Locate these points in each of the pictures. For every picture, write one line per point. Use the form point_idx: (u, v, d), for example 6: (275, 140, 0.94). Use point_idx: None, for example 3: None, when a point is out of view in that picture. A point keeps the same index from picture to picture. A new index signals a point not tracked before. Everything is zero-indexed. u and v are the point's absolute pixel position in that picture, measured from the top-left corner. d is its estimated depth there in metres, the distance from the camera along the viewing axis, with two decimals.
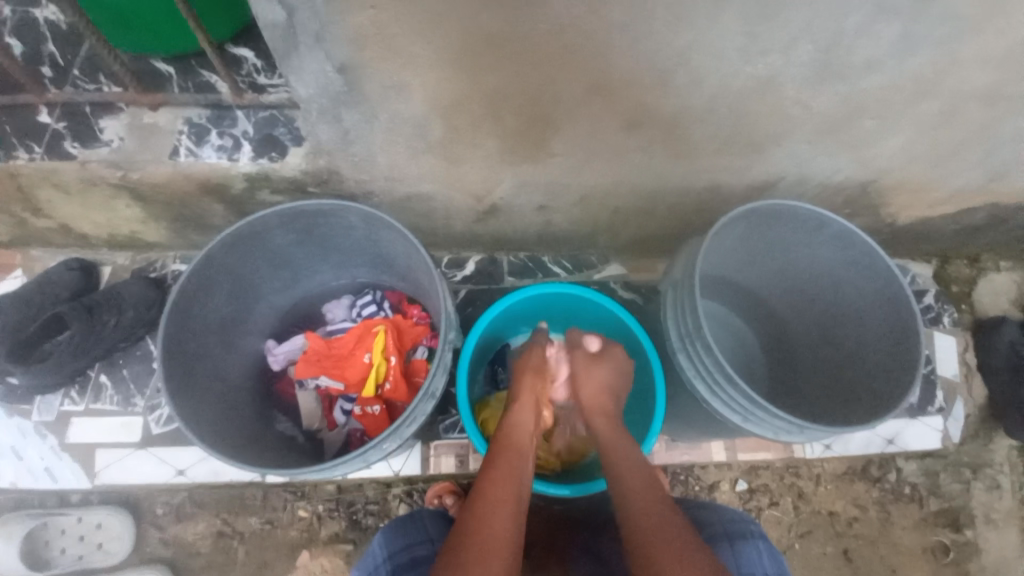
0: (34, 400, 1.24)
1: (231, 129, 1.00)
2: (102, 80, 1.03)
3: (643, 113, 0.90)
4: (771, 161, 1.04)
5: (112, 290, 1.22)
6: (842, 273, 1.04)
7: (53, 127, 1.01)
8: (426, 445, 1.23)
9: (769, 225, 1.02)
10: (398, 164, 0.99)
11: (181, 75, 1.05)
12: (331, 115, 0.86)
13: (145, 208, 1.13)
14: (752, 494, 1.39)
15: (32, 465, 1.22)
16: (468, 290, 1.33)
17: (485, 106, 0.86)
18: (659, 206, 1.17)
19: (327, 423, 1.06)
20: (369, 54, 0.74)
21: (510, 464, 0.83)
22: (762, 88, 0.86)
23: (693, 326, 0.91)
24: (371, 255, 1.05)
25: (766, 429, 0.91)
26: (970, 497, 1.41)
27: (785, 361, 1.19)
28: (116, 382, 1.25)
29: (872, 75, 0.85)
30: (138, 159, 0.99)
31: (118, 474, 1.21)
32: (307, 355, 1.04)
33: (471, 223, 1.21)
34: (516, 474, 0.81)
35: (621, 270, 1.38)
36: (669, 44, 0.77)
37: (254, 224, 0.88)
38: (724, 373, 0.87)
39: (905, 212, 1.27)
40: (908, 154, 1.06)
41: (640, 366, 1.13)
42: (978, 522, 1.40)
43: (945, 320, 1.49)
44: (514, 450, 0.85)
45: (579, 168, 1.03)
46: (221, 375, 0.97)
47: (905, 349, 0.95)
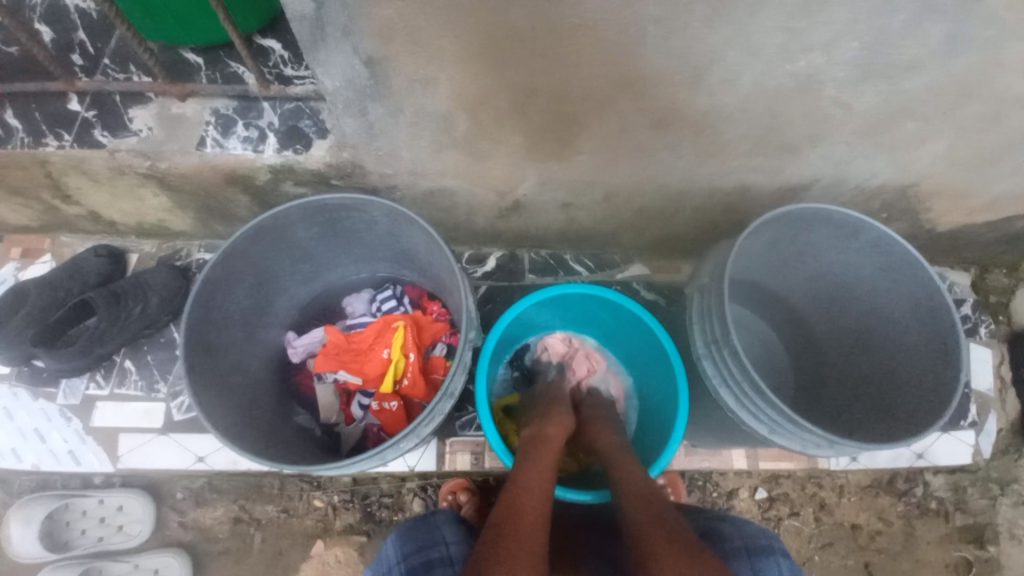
0: (61, 383, 1.27)
1: (257, 120, 1.00)
2: (132, 70, 1.04)
3: (674, 111, 0.87)
4: (805, 162, 1.00)
5: (138, 278, 1.24)
6: (878, 282, 1.00)
7: (83, 115, 1.02)
8: (442, 442, 1.22)
9: (802, 229, 0.98)
10: (422, 159, 0.98)
11: (209, 66, 1.05)
12: (357, 108, 0.85)
13: (171, 197, 1.14)
14: (772, 503, 1.36)
15: (58, 447, 1.25)
16: (488, 286, 1.31)
17: (512, 102, 0.84)
18: (686, 206, 1.14)
19: (345, 417, 1.06)
20: (396, 47, 0.73)
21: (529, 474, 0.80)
22: (800, 87, 0.83)
23: (720, 333, 0.88)
24: (392, 250, 1.04)
25: (793, 442, 0.88)
26: (996, 513, 1.36)
27: (813, 369, 1.16)
28: (140, 368, 1.27)
29: (918, 75, 0.81)
30: (165, 149, 1.00)
31: (140, 459, 1.23)
32: (325, 349, 1.04)
33: (493, 219, 1.20)
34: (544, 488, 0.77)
35: (644, 270, 1.35)
36: (704, 40, 0.74)
37: (277, 216, 0.88)
38: (751, 383, 0.85)
39: (944, 218, 1.22)
40: (951, 158, 1.01)
41: (661, 371, 1.11)
42: (1004, 539, 1.34)
43: (982, 331, 1.43)
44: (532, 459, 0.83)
45: (605, 166, 1.01)
46: (242, 367, 0.97)
47: (944, 363, 0.91)
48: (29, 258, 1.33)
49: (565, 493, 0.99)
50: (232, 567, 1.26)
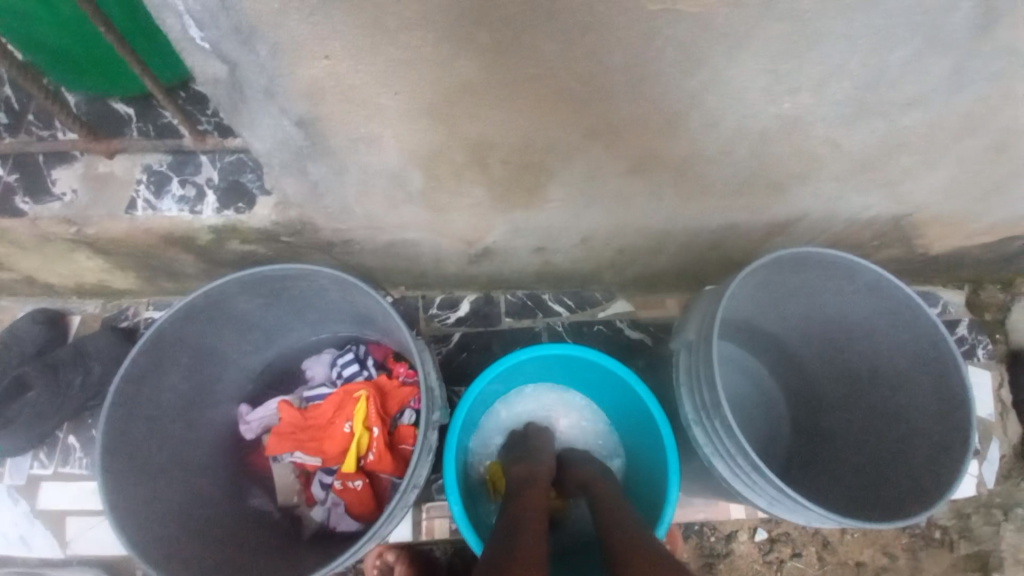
0: (3, 462, 1.16)
1: (194, 176, 0.91)
2: (56, 126, 0.94)
3: (651, 157, 0.79)
4: (794, 200, 0.93)
5: (80, 345, 1.13)
6: (878, 325, 0.93)
7: (3, 179, 0.92)
8: (418, 508, 1.12)
9: (795, 272, 0.90)
10: (377, 213, 0.89)
11: (141, 117, 0.94)
12: (296, 168, 0.77)
13: (109, 259, 1.04)
14: (772, 545, 1.27)
15: (7, 530, 1.14)
16: (462, 333, 1.22)
17: (469, 155, 0.76)
18: (669, 244, 1.06)
19: (306, 497, 0.99)
20: (330, 106, 0.65)
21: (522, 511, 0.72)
22: (788, 128, 0.75)
23: (710, 400, 0.81)
24: (350, 313, 0.95)
25: (796, 515, 0.82)
26: (1000, 540, 1.28)
27: (810, 412, 1.09)
28: (86, 444, 1.16)
29: (914, 111, 0.74)
30: (92, 214, 0.90)
31: (91, 544, 1.13)
32: (280, 428, 0.96)
33: (463, 265, 1.10)
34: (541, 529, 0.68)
35: (628, 307, 1.26)
36: (680, 85, 0.66)
37: (211, 292, 0.80)
38: (747, 459, 0.77)
39: (938, 243, 1.15)
40: (948, 188, 0.94)
41: (647, 430, 1.03)
42: (1007, 565, 1.27)
43: (980, 352, 1.37)
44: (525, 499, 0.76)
45: (578, 212, 0.92)
46: (183, 455, 0.89)
47: (953, 420, 0.84)
48: None
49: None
50: None
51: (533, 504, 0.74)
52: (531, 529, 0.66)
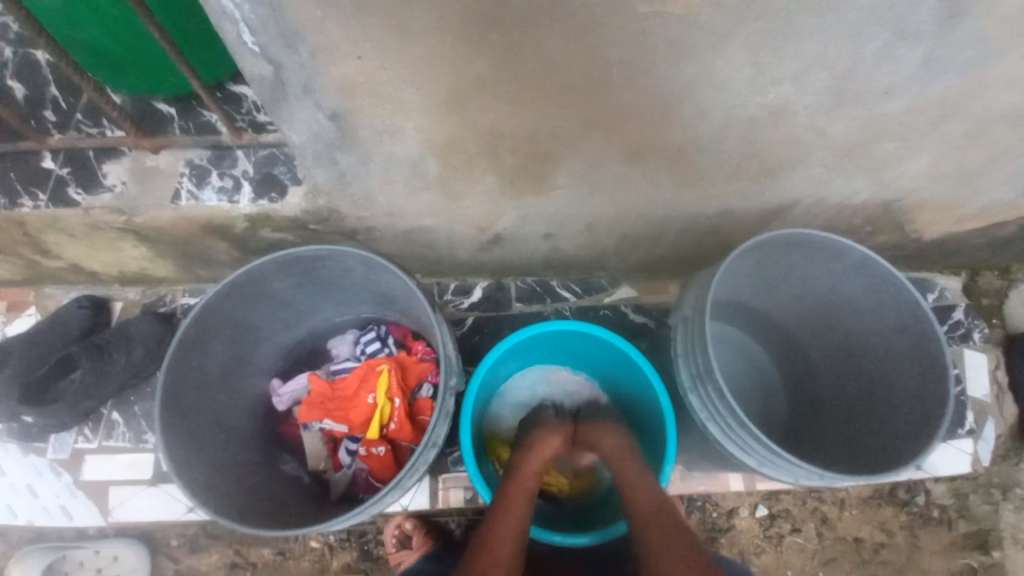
0: (50, 438, 1.25)
1: (231, 169, 1.00)
2: (104, 124, 1.03)
3: (648, 145, 0.86)
4: (785, 186, 1.00)
5: (123, 328, 1.23)
6: (863, 301, 1.00)
7: (57, 173, 1.02)
8: (434, 478, 1.20)
9: (784, 252, 0.97)
10: (398, 201, 0.97)
11: (182, 115, 1.04)
12: (326, 159, 0.85)
13: (151, 247, 1.13)
14: (773, 521, 1.32)
15: (50, 502, 1.23)
16: (475, 318, 1.30)
17: (482, 144, 0.83)
18: (669, 230, 1.13)
19: (333, 463, 1.08)
20: (359, 101, 0.73)
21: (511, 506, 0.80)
22: (774, 116, 0.82)
23: (703, 367, 0.88)
24: (373, 293, 1.04)
25: (784, 473, 0.89)
26: (999, 518, 1.31)
27: (804, 388, 1.15)
28: (128, 419, 1.25)
29: (891, 99, 0.81)
30: (140, 204, 1.00)
31: (130, 513, 1.21)
32: (310, 398, 1.06)
33: (475, 252, 1.18)
34: (510, 547, 0.73)
35: (633, 292, 1.33)
36: (673, 77, 0.73)
37: (251, 271, 0.90)
38: (736, 419, 0.84)
39: (929, 228, 1.20)
40: (933, 173, 1.00)
41: (648, 402, 1.10)
42: (1007, 544, 1.29)
43: (975, 336, 1.38)
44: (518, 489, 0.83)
45: (583, 199, 1.00)
46: (223, 421, 0.99)
47: (933, 387, 0.91)
48: (14, 312, 1.32)
49: (558, 537, 0.95)
50: None
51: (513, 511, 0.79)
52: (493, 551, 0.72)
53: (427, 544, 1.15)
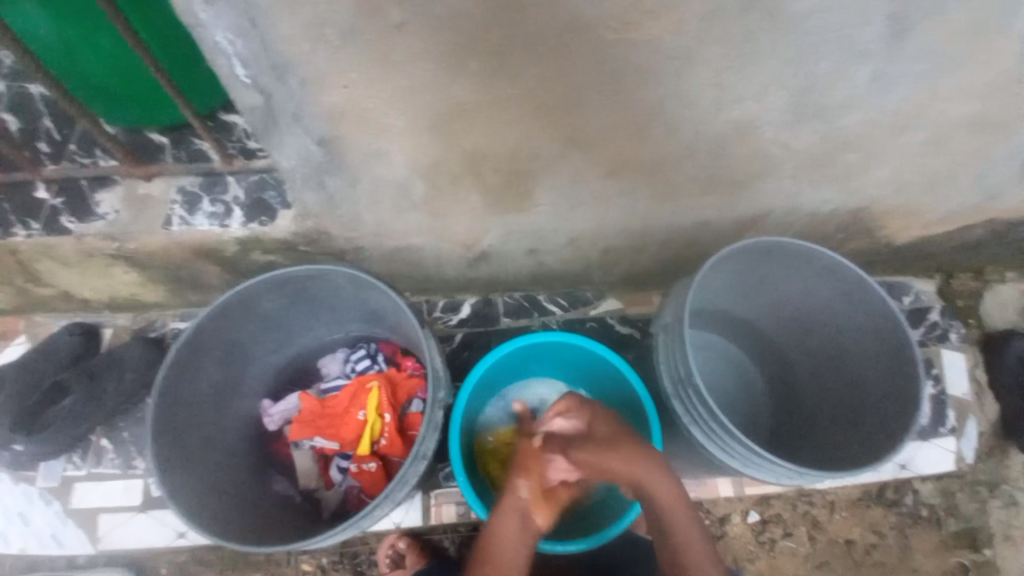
0: (40, 466, 1.24)
1: (222, 195, 1.03)
2: (97, 153, 1.06)
3: (623, 161, 0.91)
4: (757, 197, 1.04)
5: (115, 354, 1.23)
6: (836, 305, 1.04)
7: (50, 202, 1.04)
8: (427, 494, 1.21)
9: (759, 260, 1.01)
10: (386, 221, 1.01)
11: (174, 144, 1.06)
12: (316, 182, 0.89)
13: (143, 272, 1.15)
14: (765, 526, 1.32)
15: (41, 530, 1.22)
16: (464, 333, 1.32)
17: (466, 164, 0.87)
18: (649, 242, 1.17)
19: (325, 482, 1.08)
20: (346, 127, 0.77)
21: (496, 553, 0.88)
22: (740, 132, 0.87)
23: (684, 372, 0.91)
24: (362, 311, 1.07)
25: (767, 473, 0.91)
26: (988, 516, 1.34)
27: (787, 391, 1.18)
28: (118, 445, 1.25)
29: (849, 113, 0.86)
30: (132, 230, 1.02)
31: (121, 538, 1.21)
32: (301, 416, 1.07)
33: (463, 269, 1.21)
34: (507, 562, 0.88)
35: (618, 304, 1.36)
36: (642, 98, 0.78)
37: (242, 292, 0.92)
38: (718, 422, 0.87)
39: (899, 234, 1.25)
40: (895, 181, 1.05)
41: (633, 410, 1.13)
42: (997, 541, 1.33)
43: (952, 336, 1.42)
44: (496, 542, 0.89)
45: (565, 214, 1.04)
46: (214, 441, 1.00)
47: (906, 385, 0.94)
48: (3, 341, 1.32)
49: (560, 545, 0.96)
50: None
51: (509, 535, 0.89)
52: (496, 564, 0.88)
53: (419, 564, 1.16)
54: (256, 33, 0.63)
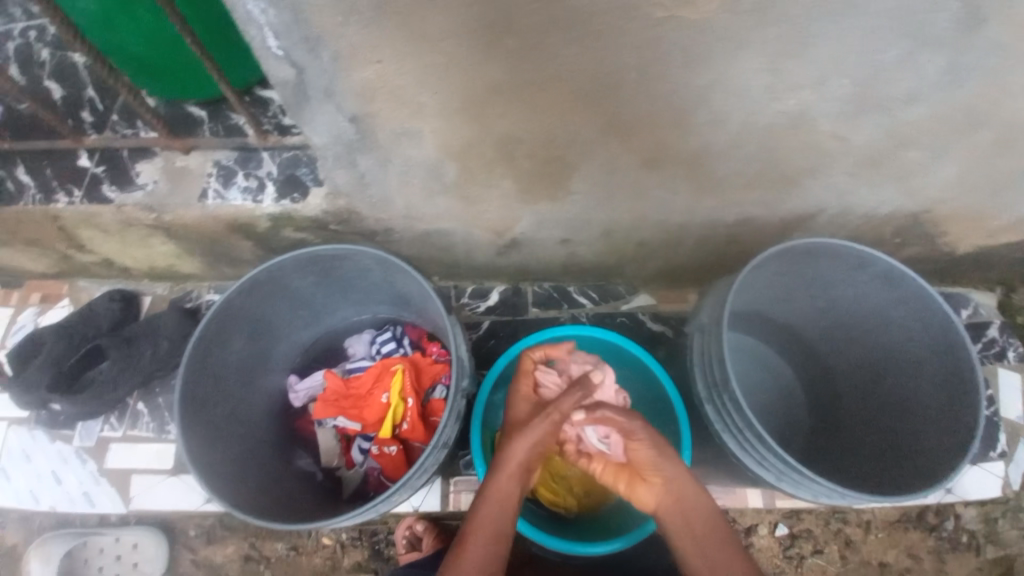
0: (77, 426, 1.29)
1: (256, 170, 1.03)
2: (138, 125, 1.08)
3: (664, 151, 0.86)
4: (807, 194, 0.97)
5: (151, 322, 1.26)
6: (891, 315, 0.97)
7: (92, 171, 1.06)
8: (445, 481, 1.21)
9: (807, 262, 0.95)
10: (415, 204, 0.99)
11: (211, 118, 1.07)
12: (346, 161, 0.87)
13: (178, 244, 1.17)
14: (793, 540, 1.26)
15: (73, 489, 1.27)
16: (491, 321, 1.30)
17: (499, 149, 0.84)
18: (688, 238, 1.11)
19: (345, 461, 1.09)
20: (378, 105, 0.75)
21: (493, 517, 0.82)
22: (794, 123, 0.80)
23: (719, 376, 0.87)
24: (390, 294, 1.06)
25: (802, 489, 0.86)
26: None
27: (829, 402, 1.12)
28: (152, 410, 1.29)
29: (918, 106, 0.78)
30: (169, 202, 1.03)
31: (151, 501, 1.25)
32: (325, 395, 1.07)
33: (492, 256, 1.19)
34: (497, 527, 0.81)
35: (651, 301, 1.31)
36: (688, 83, 0.73)
37: (271, 269, 0.92)
38: (753, 432, 0.83)
39: (961, 242, 1.16)
40: (963, 184, 0.97)
41: (662, 411, 1.09)
42: None
43: (1011, 355, 1.32)
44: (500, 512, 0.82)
45: (599, 204, 0.99)
46: (241, 416, 1.02)
47: (965, 405, 0.87)
48: (48, 303, 1.38)
49: (595, 548, 0.93)
50: None
51: (497, 499, 0.83)
52: (484, 528, 0.81)
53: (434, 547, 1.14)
54: (288, 4, 0.61)
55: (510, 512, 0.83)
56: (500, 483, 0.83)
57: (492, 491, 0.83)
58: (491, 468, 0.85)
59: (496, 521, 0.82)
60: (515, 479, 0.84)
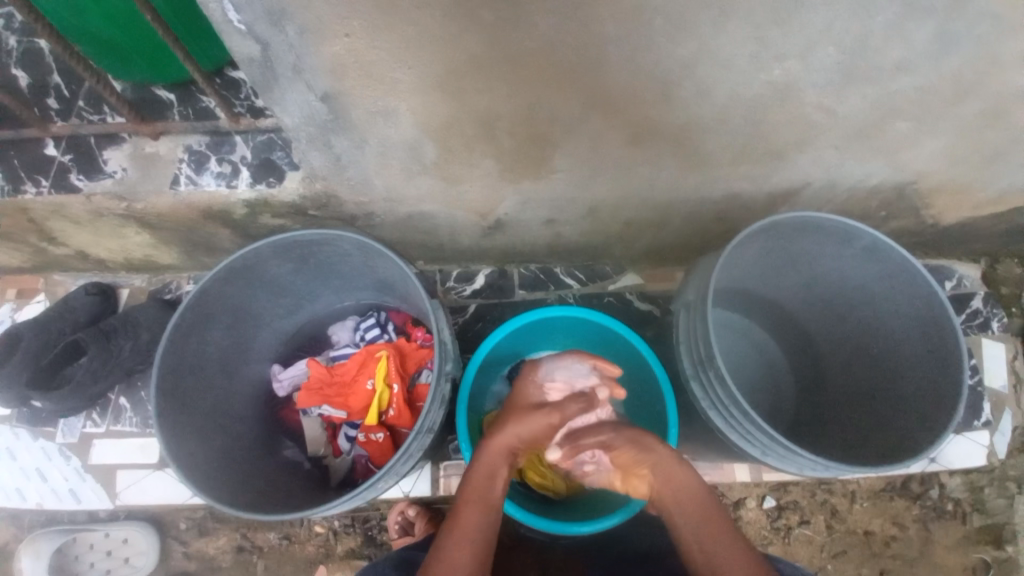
0: (59, 422, 1.27)
1: (230, 155, 0.99)
2: (105, 111, 1.03)
3: (648, 126, 0.84)
4: (794, 168, 0.96)
5: (129, 314, 1.23)
6: (877, 288, 0.97)
7: (59, 160, 1.02)
8: (436, 466, 1.20)
9: (793, 237, 0.94)
10: (395, 186, 0.96)
11: (182, 102, 1.04)
12: (321, 142, 0.84)
13: (155, 235, 1.14)
14: (781, 512, 1.28)
15: (58, 485, 1.25)
16: (478, 305, 1.28)
17: (479, 127, 0.82)
18: (675, 215, 1.10)
19: (332, 449, 1.09)
20: (351, 82, 0.72)
21: (482, 491, 0.82)
22: (781, 94, 0.79)
23: (705, 353, 0.86)
24: (372, 279, 1.04)
25: (789, 463, 0.86)
26: (1015, 512, 1.27)
27: (816, 378, 1.13)
28: (135, 404, 1.27)
29: (905, 75, 0.77)
30: (140, 190, 1.00)
31: (138, 495, 1.23)
32: (309, 383, 1.06)
33: (477, 238, 1.17)
34: (488, 501, 0.81)
35: (638, 280, 1.31)
36: (672, 54, 0.70)
37: (248, 256, 0.90)
38: (739, 408, 0.82)
39: (948, 214, 1.15)
40: (949, 155, 0.96)
41: (650, 390, 1.09)
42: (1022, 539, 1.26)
43: (994, 325, 1.33)
44: (490, 487, 0.82)
45: (584, 182, 0.98)
46: (223, 407, 1.00)
47: (949, 375, 0.87)
48: (23, 298, 1.34)
49: (582, 528, 0.94)
50: None
51: (485, 477, 0.83)
52: (473, 501, 0.81)
53: (428, 531, 1.14)
54: None
55: (499, 489, 0.83)
56: (488, 460, 0.83)
57: (480, 467, 0.83)
58: (478, 448, 0.85)
59: (486, 493, 0.82)
60: (505, 457, 0.84)
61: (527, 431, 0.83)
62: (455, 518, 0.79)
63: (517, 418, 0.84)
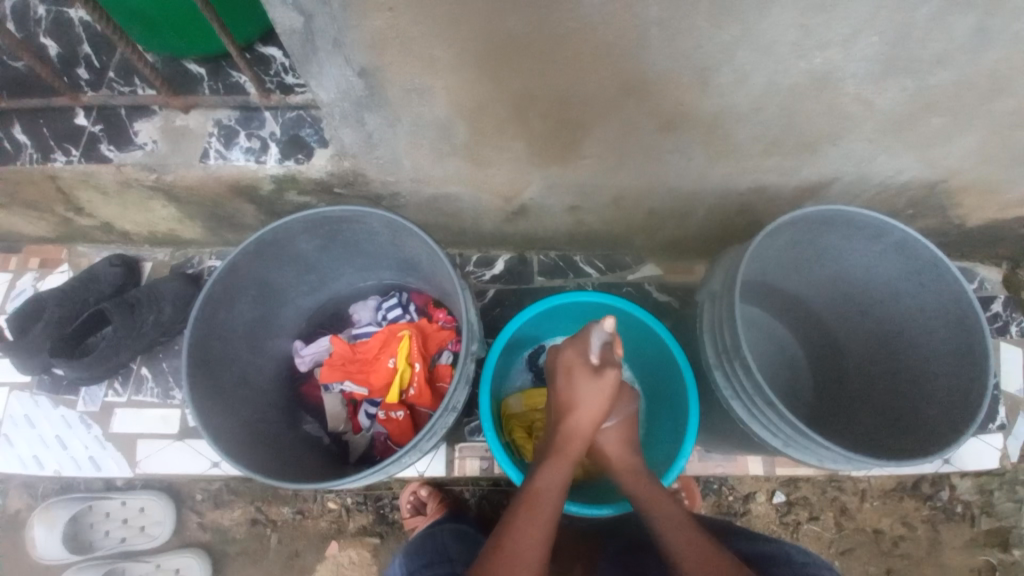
0: (81, 390, 1.29)
1: (259, 130, 1.00)
2: (136, 83, 1.04)
3: (681, 114, 0.83)
4: (824, 160, 0.95)
5: (153, 287, 1.25)
6: (904, 285, 0.96)
7: (90, 130, 1.03)
8: (451, 447, 1.20)
9: (819, 232, 0.94)
10: (423, 167, 0.97)
11: (212, 76, 1.04)
12: (354, 119, 0.85)
13: (181, 208, 1.15)
14: (790, 507, 1.28)
15: (77, 453, 1.27)
16: (497, 290, 1.28)
17: (512, 108, 0.82)
18: (699, 206, 1.10)
19: (352, 426, 1.10)
20: (389, 57, 0.72)
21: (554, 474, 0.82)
22: (818, 84, 0.78)
23: (730, 343, 0.87)
24: (397, 259, 1.05)
25: (809, 455, 0.87)
26: None
27: (835, 374, 1.13)
28: (156, 375, 1.29)
29: (947, 67, 0.76)
30: (170, 162, 1.00)
31: (158, 465, 1.24)
32: (331, 360, 1.07)
33: (500, 223, 1.17)
34: (559, 488, 0.81)
35: (656, 271, 1.30)
36: (713, 39, 0.70)
37: (278, 231, 0.90)
38: (763, 397, 0.83)
39: (974, 214, 1.14)
40: (982, 153, 0.95)
41: (671, 377, 1.09)
42: None
43: (1013, 330, 1.32)
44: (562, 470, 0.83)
45: (612, 169, 0.97)
46: (248, 379, 1.01)
47: (974, 373, 0.87)
48: (47, 268, 1.36)
49: (571, 506, 0.95)
50: (250, 566, 1.26)
51: (555, 472, 0.82)
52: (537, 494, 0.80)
53: (439, 512, 1.16)
54: None
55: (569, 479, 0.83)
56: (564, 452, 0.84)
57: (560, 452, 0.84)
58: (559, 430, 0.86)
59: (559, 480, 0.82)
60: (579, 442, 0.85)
61: (597, 406, 0.84)
62: (529, 507, 0.78)
63: (584, 399, 0.84)
